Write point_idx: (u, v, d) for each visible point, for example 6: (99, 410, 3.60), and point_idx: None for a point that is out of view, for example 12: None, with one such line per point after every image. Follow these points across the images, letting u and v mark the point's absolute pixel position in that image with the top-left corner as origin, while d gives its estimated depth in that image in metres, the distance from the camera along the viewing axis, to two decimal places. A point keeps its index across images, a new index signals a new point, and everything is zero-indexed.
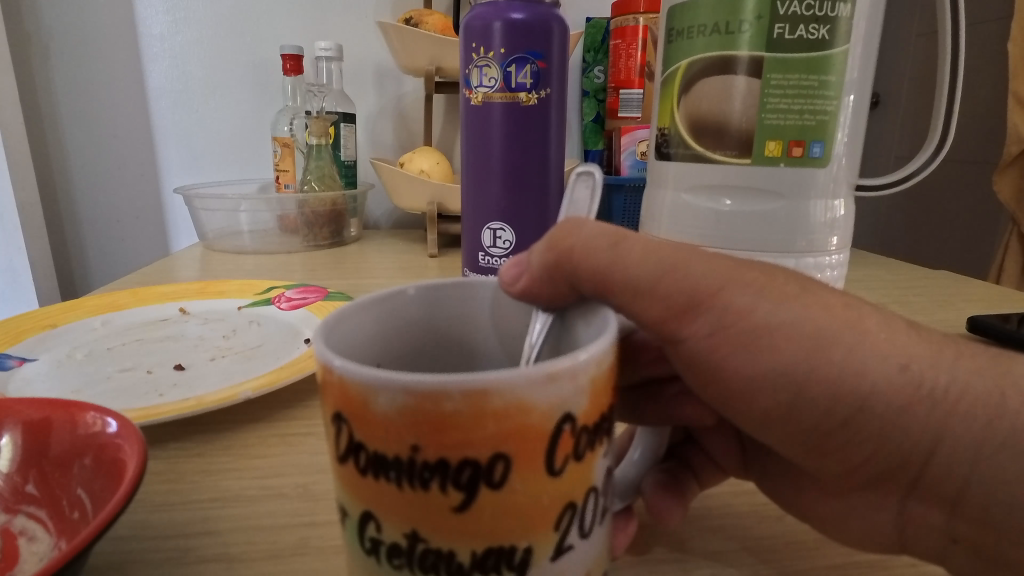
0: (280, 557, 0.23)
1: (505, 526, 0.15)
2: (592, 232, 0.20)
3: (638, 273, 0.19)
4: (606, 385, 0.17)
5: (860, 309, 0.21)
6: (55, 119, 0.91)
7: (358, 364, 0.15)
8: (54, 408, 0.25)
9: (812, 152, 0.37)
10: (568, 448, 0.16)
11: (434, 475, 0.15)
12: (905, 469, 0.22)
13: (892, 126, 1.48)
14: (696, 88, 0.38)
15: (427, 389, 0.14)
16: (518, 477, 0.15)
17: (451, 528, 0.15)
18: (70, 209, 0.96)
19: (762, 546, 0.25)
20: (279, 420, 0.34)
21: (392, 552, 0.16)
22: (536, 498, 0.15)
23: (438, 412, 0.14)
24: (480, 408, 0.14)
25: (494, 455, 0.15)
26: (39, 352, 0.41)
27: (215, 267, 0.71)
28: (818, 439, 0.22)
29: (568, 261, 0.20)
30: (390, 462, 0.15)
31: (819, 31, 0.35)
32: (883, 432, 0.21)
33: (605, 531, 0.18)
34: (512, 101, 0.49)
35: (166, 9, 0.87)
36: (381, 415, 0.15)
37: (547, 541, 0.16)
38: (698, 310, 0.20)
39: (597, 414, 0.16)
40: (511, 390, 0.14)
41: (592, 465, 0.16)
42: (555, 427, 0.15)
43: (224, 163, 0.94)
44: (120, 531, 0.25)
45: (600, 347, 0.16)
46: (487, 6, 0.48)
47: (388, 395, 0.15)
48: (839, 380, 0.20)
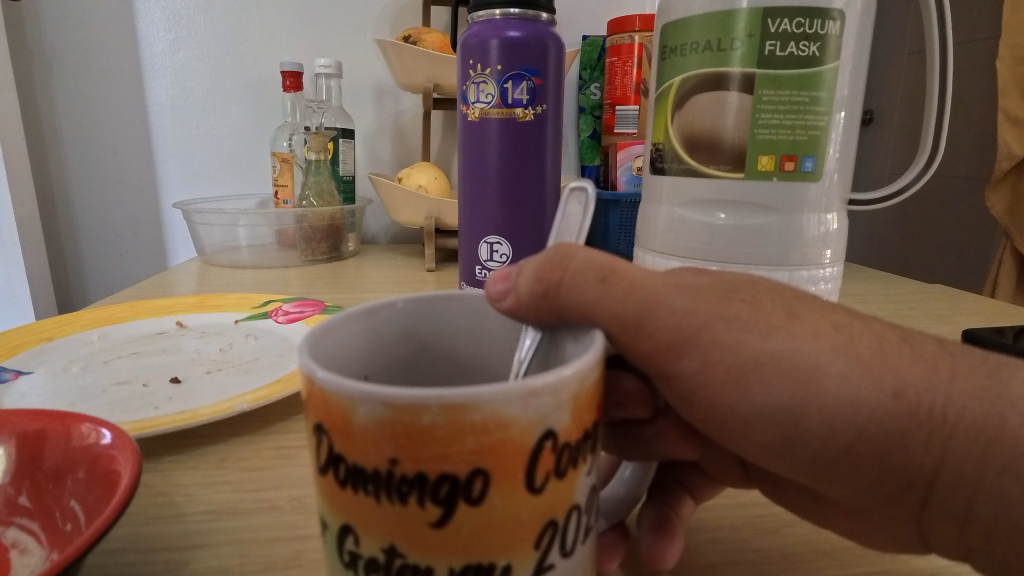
0: (275, 570, 0.23)
1: (483, 542, 0.15)
2: (580, 265, 0.20)
3: (624, 307, 0.19)
4: (589, 402, 0.17)
5: (851, 325, 0.21)
6: (56, 135, 0.92)
7: (340, 376, 0.15)
8: (49, 420, 0.25)
9: (804, 167, 0.37)
10: (549, 466, 0.16)
11: (412, 489, 0.15)
12: (911, 494, 0.22)
13: (885, 143, 1.49)
14: (689, 104, 0.39)
15: (407, 402, 0.14)
16: (498, 493, 0.15)
17: (428, 544, 0.15)
18: (69, 224, 0.96)
19: (758, 559, 0.25)
20: (275, 434, 0.34)
21: (370, 566, 0.16)
22: (515, 515, 0.15)
23: (416, 425, 0.14)
24: (459, 422, 0.14)
25: (472, 471, 0.15)
26: (35, 364, 0.41)
27: (213, 281, 0.71)
28: (818, 471, 0.22)
29: (557, 292, 0.20)
30: (369, 475, 0.15)
31: (809, 48, 0.35)
32: (882, 458, 0.21)
33: (588, 549, 0.18)
34: (508, 117, 0.50)
35: (168, 26, 0.89)
36: (360, 427, 0.15)
37: (525, 559, 0.16)
38: (687, 346, 0.20)
39: (579, 431, 0.16)
40: (491, 406, 0.14)
41: (574, 482, 0.16)
42: (535, 443, 0.15)
43: (224, 179, 0.95)
44: (113, 544, 0.25)
45: (584, 364, 0.16)
46: (484, 24, 0.49)
47: (367, 407, 0.15)
48: (830, 415, 0.20)
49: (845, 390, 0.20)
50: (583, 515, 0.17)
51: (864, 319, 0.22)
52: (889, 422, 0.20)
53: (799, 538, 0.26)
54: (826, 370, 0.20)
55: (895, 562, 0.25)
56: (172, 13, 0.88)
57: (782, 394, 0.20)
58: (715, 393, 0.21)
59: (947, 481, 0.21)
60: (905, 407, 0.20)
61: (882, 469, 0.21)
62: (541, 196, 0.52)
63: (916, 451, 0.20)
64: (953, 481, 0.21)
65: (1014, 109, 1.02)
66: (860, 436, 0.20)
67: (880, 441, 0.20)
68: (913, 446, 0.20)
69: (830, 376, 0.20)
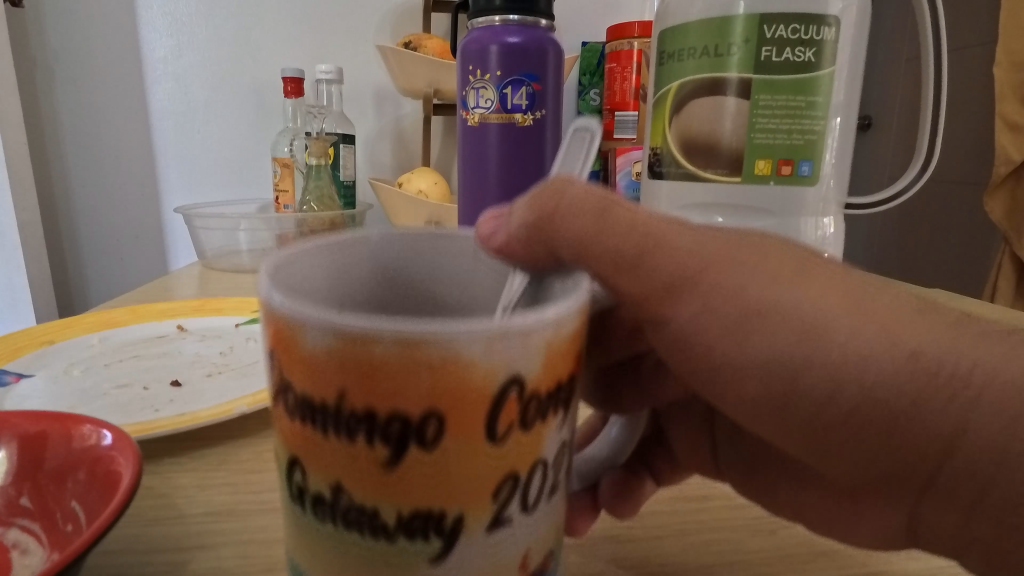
0: (274, 570, 0.23)
1: (432, 492, 0.13)
2: (578, 194, 0.17)
3: (619, 243, 0.17)
4: (571, 349, 0.15)
5: (868, 292, 0.20)
6: (59, 140, 0.93)
7: (291, 300, 0.14)
8: (49, 421, 0.25)
9: (801, 171, 0.38)
10: (515, 415, 0.14)
11: (358, 425, 0.13)
12: (919, 475, 0.20)
13: (884, 148, 1.50)
14: (686, 109, 0.39)
15: (359, 331, 0.13)
16: (453, 440, 0.13)
17: (373, 485, 0.14)
18: (70, 227, 0.97)
19: (754, 559, 0.25)
20: (274, 435, 0.34)
21: (317, 504, 0.14)
22: (472, 466, 0.13)
23: (368, 355, 0.13)
24: (413, 356, 0.13)
25: (425, 411, 0.13)
26: (36, 368, 0.41)
27: (214, 285, 0.71)
28: (818, 435, 0.20)
29: (552, 221, 0.17)
30: (316, 405, 0.14)
31: (805, 54, 0.36)
32: (890, 425, 0.19)
33: (558, 512, 0.16)
34: (508, 122, 0.50)
35: (170, 32, 0.89)
36: (309, 355, 0.13)
37: (481, 515, 0.14)
38: (685, 287, 0.18)
39: (555, 380, 0.14)
40: (451, 342, 0.13)
41: (544, 437, 0.15)
42: (499, 390, 0.13)
43: (225, 184, 0.95)
44: (113, 545, 0.25)
45: (567, 307, 0.14)
46: (484, 30, 0.49)
47: (318, 330, 0.13)
48: (834, 375, 0.19)
49: (852, 354, 0.19)
50: (554, 471, 0.15)
51: (879, 287, 0.20)
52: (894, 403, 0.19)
53: (797, 539, 0.26)
54: (835, 330, 0.19)
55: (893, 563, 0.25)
56: (174, 18, 0.89)
57: (783, 347, 0.19)
58: (709, 348, 0.19)
59: (959, 470, 0.19)
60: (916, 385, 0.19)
61: (888, 440, 0.19)
62: None
63: (932, 419, 0.19)
64: (967, 464, 0.19)
65: (1011, 114, 1.03)
66: (865, 395, 0.19)
67: (882, 412, 0.19)
68: (928, 417, 0.19)
69: (836, 333, 0.19)
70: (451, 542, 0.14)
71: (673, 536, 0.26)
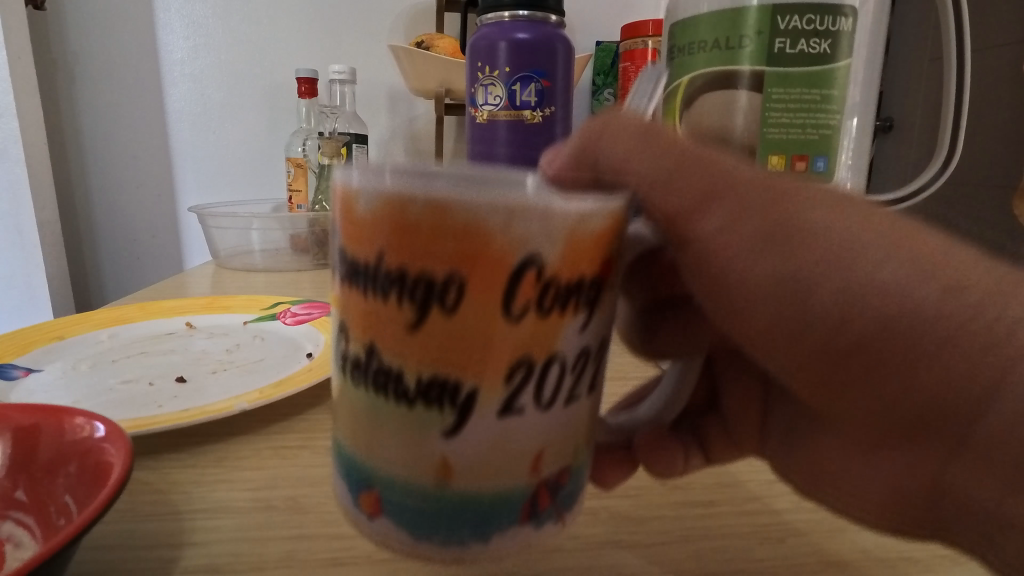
0: (264, 569, 0.23)
1: (458, 350, 0.16)
2: (624, 124, 0.18)
3: (658, 164, 0.17)
4: (591, 251, 0.16)
5: (906, 225, 0.18)
6: (78, 142, 0.94)
7: (362, 180, 0.16)
8: (42, 414, 0.25)
9: (816, 167, 0.37)
10: (530, 292, 0.16)
11: (393, 285, 0.16)
12: (950, 416, 0.19)
13: (906, 150, 1.46)
14: (696, 105, 0.37)
15: (401, 192, 0.15)
16: (472, 300, 0.16)
17: (409, 346, 0.16)
18: (89, 227, 0.98)
19: (759, 568, 0.23)
20: (275, 433, 0.34)
21: (355, 366, 0.17)
22: (485, 329, 0.16)
23: (401, 218, 0.15)
24: (440, 220, 0.15)
25: (447, 273, 0.15)
26: (44, 363, 0.42)
27: (225, 284, 0.72)
28: (838, 372, 0.20)
29: (592, 145, 0.18)
30: (364, 270, 0.16)
31: (820, 45, 0.35)
32: (910, 365, 0.18)
33: (591, 404, 0.19)
34: (517, 119, 0.51)
35: (187, 34, 0.90)
36: (361, 216, 0.16)
37: (496, 383, 0.16)
38: (715, 198, 0.17)
39: (579, 272, 0.16)
40: (471, 212, 0.15)
41: (558, 324, 0.17)
42: (518, 263, 0.15)
43: (238, 185, 0.96)
44: (105, 540, 0.24)
45: (603, 201, 0.16)
46: (493, 26, 0.49)
47: (366, 194, 0.16)
48: (855, 295, 0.18)
49: (887, 270, 0.18)
50: (583, 371, 0.18)
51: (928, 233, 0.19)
52: (947, 292, 0.18)
53: (806, 549, 0.25)
54: (865, 253, 0.18)
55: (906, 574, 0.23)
56: (192, 21, 0.90)
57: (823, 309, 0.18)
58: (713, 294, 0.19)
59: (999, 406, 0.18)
60: (955, 308, 0.17)
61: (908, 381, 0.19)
62: None
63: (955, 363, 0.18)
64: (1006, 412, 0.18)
65: None
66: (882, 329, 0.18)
67: (921, 326, 0.18)
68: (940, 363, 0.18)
69: (868, 260, 0.18)
70: (462, 414, 0.16)
71: (677, 541, 0.25)
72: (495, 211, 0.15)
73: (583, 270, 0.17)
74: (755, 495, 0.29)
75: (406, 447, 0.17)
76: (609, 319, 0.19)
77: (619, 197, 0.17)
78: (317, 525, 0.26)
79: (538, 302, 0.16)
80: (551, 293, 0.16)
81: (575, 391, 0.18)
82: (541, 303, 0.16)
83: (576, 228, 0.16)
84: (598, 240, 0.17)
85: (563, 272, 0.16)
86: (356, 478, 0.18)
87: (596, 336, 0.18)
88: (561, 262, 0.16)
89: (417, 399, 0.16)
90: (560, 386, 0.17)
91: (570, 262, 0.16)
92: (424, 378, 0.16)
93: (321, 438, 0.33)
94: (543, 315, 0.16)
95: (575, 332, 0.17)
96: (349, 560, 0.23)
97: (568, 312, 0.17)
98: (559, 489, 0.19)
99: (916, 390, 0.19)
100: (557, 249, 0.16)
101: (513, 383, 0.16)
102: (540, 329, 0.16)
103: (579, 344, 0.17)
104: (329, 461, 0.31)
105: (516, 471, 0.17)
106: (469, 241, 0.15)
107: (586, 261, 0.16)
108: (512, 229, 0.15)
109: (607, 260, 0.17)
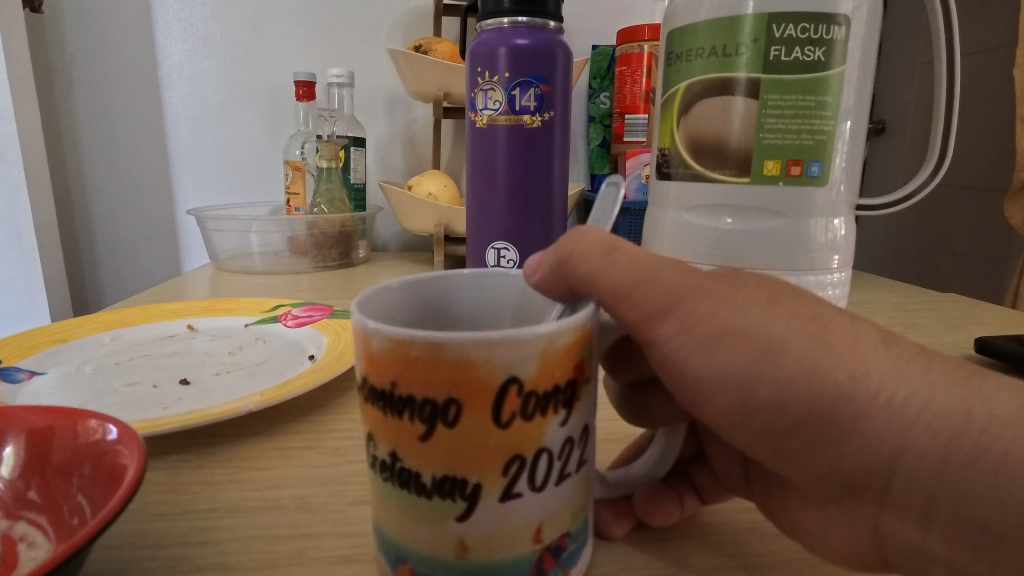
0: (276, 567, 0.23)
1: (461, 459, 0.19)
2: (589, 243, 0.22)
3: (619, 280, 0.21)
4: (562, 360, 0.19)
5: (830, 316, 0.21)
6: (76, 144, 0.94)
7: (376, 326, 0.19)
8: (56, 416, 0.25)
9: (810, 171, 0.37)
10: (514, 406, 0.19)
11: (406, 406, 0.19)
12: (873, 478, 0.20)
13: (899, 151, 1.47)
14: (695, 109, 0.39)
15: (405, 338, 0.18)
16: (468, 418, 0.18)
17: (420, 453, 0.19)
18: (86, 229, 0.98)
19: (756, 563, 0.24)
20: (281, 434, 0.34)
21: (383, 466, 0.20)
22: (484, 439, 0.19)
23: (408, 356, 0.18)
24: (438, 355, 0.18)
25: (447, 398, 0.18)
26: (49, 365, 0.42)
27: (225, 286, 0.72)
28: (778, 443, 0.21)
29: (570, 265, 0.22)
30: (381, 393, 0.19)
31: (814, 53, 0.35)
32: (842, 437, 0.20)
33: (581, 480, 0.21)
34: (516, 124, 0.51)
35: (185, 37, 0.91)
36: (376, 352, 0.19)
37: (494, 482, 0.19)
38: (669, 310, 0.21)
39: (551, 382, 0.19)
40: (461, 349, 0.18)
41: (542, 425, 0.19)
42: (501, 385, 0.18)
43: (236, 187, 0.96)
44: (118, 539, 0.25)
45: (570, 321, 0.19)
46: (493, 32, 0.50)
47: (379, 337, 0.19)
48: (785, 383, 0.20)
49: (805, 358, 0.20)
50: (568, 456, 0.20)
51: (850, 315, 0.22)
52: (854, 378, 0.19)
53: None
54: (789, 346, 0.20)
55: None
56: (190, 24, 0.90)
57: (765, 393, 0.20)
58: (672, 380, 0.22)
59: (906, 474, 0.19)
60: (863, 387, 0.19)
61: (837, 450, 0.20)
62: (548, 203, 0.53)
63: (872, 433, 0.19)
64: (910, 475, 0.19)
65: None
66: (813, 409, 0.20)
67: (838, 407, 0.19)
68: (865, 431, 0.19)
69: (790, 350, 0.20)
70: (471, 502, 0.19)
71: (676, 539, 0.26)
72: (479, 347, 0.18)
73: (559, 378, 0.19)
74: None
75: (429, 531, 0.19)
76: (589, 406, 0.21)
77: (586, 311, 0.20)
78: (326, 523, 0.26)
79: (522, 410, 0.19)
80: (533, 401, 0.19)
81: (566, 470, 0.20)
82: (525, 411, 0.19)
83: (548, 349, 0.19)
84: (569, 350, 0.19)
85: (541, 384, 0.19)
86: (394, 554, 0.20)
87: (579, 423, 0.21)
88: (538, 376, 0.19)
89: (434, 492, 0.19)
90: (550, 470, 0.20)
91: (546, 374, 0.19)
92: (438, 476, 0.19)
93: (326, 439, 0.33)
94: (529, 420, 0.19)
95: (559, 426, 0.20)
96: (359, 557, 0.24)
97: (551, 413, 0.19)
98: (563, 551, 0.21)
99: (853, 456, 0.20)
100: (533, 366, 0.19)
101: (510, 475, 0.19)
102: (527, 429, 0.19)
103: (564, 434, 0.20)
104: (335, 462, 0.31)
105: (521, 542, 0.19)
106: (462, 371, 0.18)
107: (560, 370, 0.19)
108: (494, 358, 0.18)
109: (580, 363, 0.20)
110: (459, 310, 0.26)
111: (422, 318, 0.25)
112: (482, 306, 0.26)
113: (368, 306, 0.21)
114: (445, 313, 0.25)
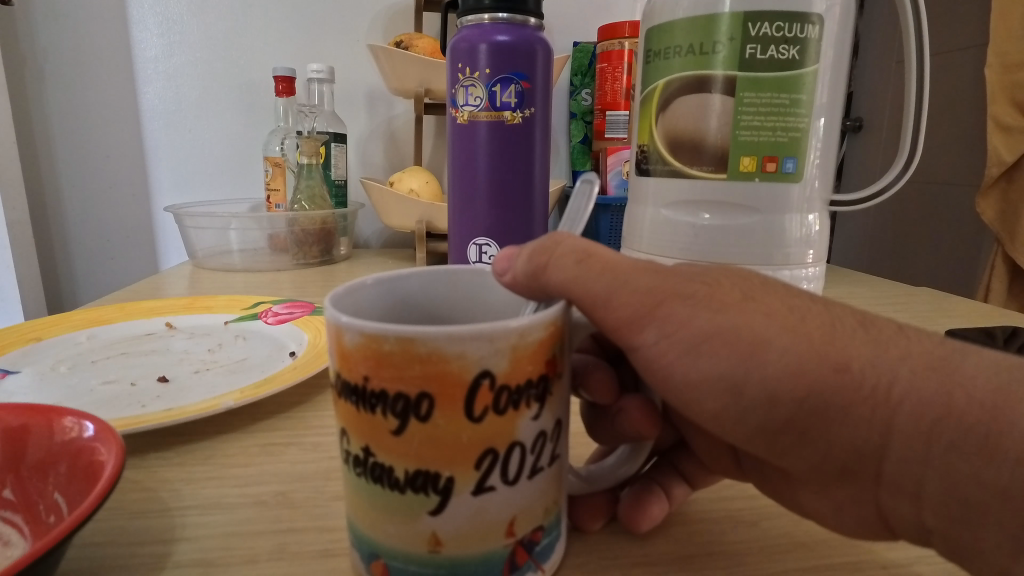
0: (257, 562, 0.23)
1: (433, 453, 0.19)
2: (565, 250, 0.21)
3: (594, 287, 0.21)
4: (533, 354, 0.20)
5: (805, 307, 0.22)
6: (48, 141, 0.92)
7: (351, 320, 0.19)
8: (32, 414, 0.25)
9: (785, 168, 0.38)
10: (487, 401, 0.19)
11: (379, 401, 0.19)
12: (864, 463, 0.21)
13: (874, 150, 1.50)
14: (673, 106, 0.39)
15: (376, 333, 0.18)
16: (441, 414, 0.19)
17: (391, 448, 0.19)
18: (60, 226, 0.96)
19: (733, 550, 0.25)
20: (261, 432, 0.34)
21: (356, 461, 0.20)
22: (455, 434, 0.19)
23: (379, 350, 0.19)
24: (410, 351, 0.18)
25: (420, 394, 0.19)
26: (22, 364, 0.41)
27: (203, 284, 0.71)
28: (771, 438, 0.22)
29: (543, 273, 0.22)
30: (353, 388, 0.20)
31: (789, 51, 0.36)
32: (832, 428, 0.21)
33: (552, 475, 0.21)
34: (496, 120, 0.51)
35: (161, 32, 0.89)
36: (348, 347, 0.19)
37: (467, 476, 0.19)
38: (647, 318, 0.21)
39: (521, 378, 0.19)
40: (433, 344, 0.18)
41: (514, 419, 0.19)
42: (473, 379, 0.19)
43: (214, 184, 0.95)
44: (94, 538, 0.25)
45: (540, 319, 0.19)
46: (473, 28, 0.50)
47: (351, 333, 0.19)
48: (772, 382, 0.20)
49: (786, 356, 0.20)
50: (538, 452, 0.20)
51: (825, 302, 0.22)
52: (839, 370, 0.20)
53: (779, 531, 0.26)
54: (771, 344, 0.20)
55: (869, 553, 0.25)
56: (166, 18, 0.89)
57: (756, 391, 0.21)
58: (660, 384, 0.22)
59: (896, 456, 0.20)
60: (848, 380, 0.20)
61: (828, 439, 0.21)
62: (529, 199, 0.53)
63: (861, 422, 0.20)
64: (901, 455, 0.20)
65: (1003, 115, 1.00)
66: (802, 402, 0.20)
67: (828, 402, 0.20)
68: (856, 419, 0.20)
69: (774, 350, 0.20)
70: (444, 497, 0.19)
71: (657, 529, 0.26)
72: (450, 341, 0.18)
73: (531, 373, 0.20)
74: (731, 484, 0.30)
75: (401, 525, 0.20)
76: (562, 400, 0.22)
77: (558, 307, 0.21)
78: (308, 518, 0.26)
79: (493, 406, 0.19)
80: (504, 396, 0.19)
81: (539, 465, 0.21)
82: (496, 406, 0.19)
83: (520, 343, 0.19)
84: (541, 345, 0.20)
85: (512, 380, 0.19)
86: (366, 549, 0.21)
87: (552, 417, 0.21)
88: (509, 371, 0.19)
89: (406, 487, 0.19)
90: (523, 464, 0.20)
91: (516, 370, 0.19)
92: (411, 471, 0.19)
93: (308, 436, 0.33)
94: (501, 415, 0.19)
95: (531, 420, 0.20)
96: (340, 551, 0.24)
97: (523, 408, 0.20)
98: (534, 547, 0.21)
99: (846, 442, 0.21)
100: (505, 361, 0.19)
101: (482, 470, 0.19)
102: (499, 424, 0.19)
103: (537, 429, 0.20)
104: (315, 459, 0.31)
105: (491, 537, 0.20)
106: (434, 365, 0.18)
107: (532, 364, 0.20)
108: (465, 353, 0.18)
109: (551, 359, 0.20)
110: (435, 308, 0.26)
111: (397, 316, 0.25)
112: (457, 304, 0.26)
113: (341, 303, 0.21)
114: (421, 311, 0.25)
